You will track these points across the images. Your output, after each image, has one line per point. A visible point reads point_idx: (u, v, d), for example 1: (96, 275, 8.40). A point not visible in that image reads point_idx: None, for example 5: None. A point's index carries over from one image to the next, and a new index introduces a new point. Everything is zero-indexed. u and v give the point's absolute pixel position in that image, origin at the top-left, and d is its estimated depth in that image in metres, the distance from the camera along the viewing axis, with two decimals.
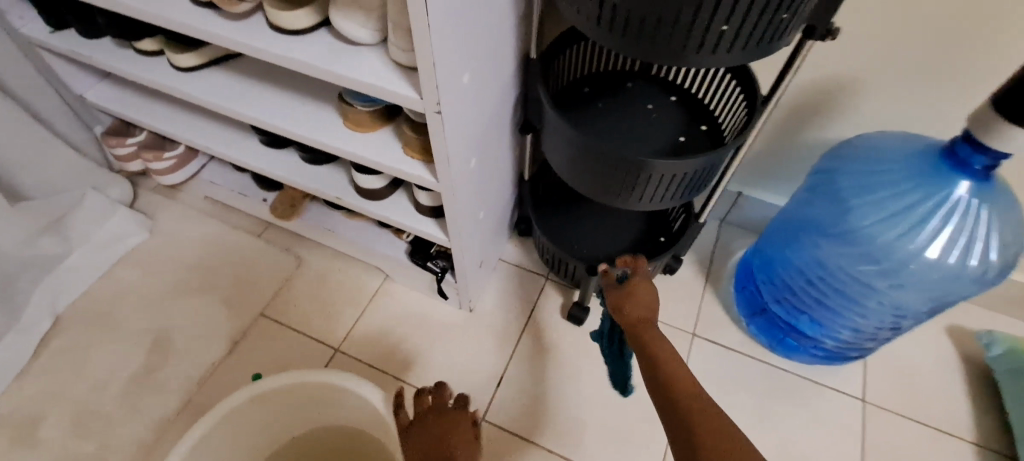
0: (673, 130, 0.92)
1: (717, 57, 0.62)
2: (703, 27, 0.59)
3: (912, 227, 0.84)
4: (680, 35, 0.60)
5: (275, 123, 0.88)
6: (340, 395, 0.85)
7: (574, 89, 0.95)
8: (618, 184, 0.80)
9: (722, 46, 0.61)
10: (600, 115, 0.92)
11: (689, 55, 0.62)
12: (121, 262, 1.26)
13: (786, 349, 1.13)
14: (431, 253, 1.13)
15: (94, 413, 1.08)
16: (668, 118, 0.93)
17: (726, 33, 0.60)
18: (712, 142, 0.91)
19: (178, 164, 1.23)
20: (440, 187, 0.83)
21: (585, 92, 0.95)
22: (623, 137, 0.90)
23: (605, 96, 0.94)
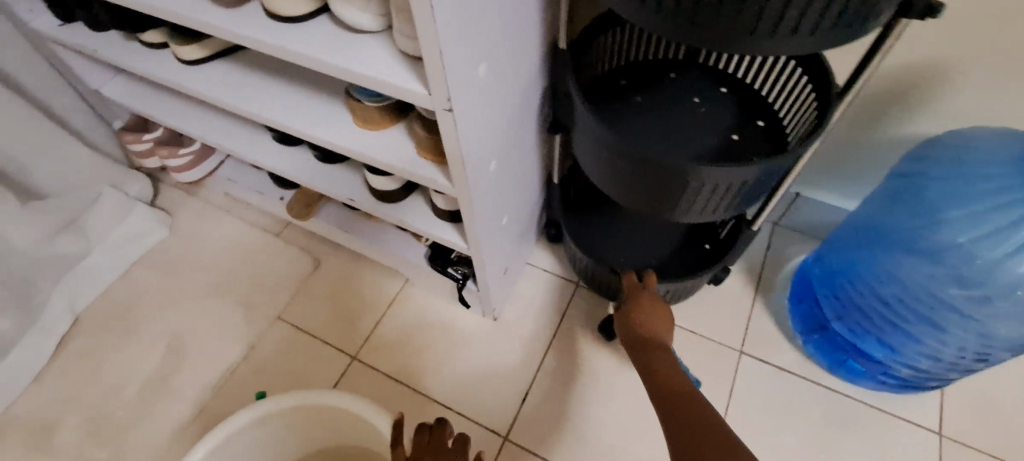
0: (724, 128, 0.80)
1: (795, 41, 0.50)
2: (782, 3, 0.47)
3: (1022, 246, 0.70)
4: (750, 14, 0.49)
5: (278, 120, 0.81)
6: (349, 419, 0.78)
7: (609, 81, 0.84)
8: (661, 195, 0.69)
9: (803, 27, 0.49)
10: (639, 111, 0.81)
11: (760, 40, 0.50)
12: (140, 261, 1.24)
13: (849, 373, 0.99)
14: (451, 259, 1.04)
15: (109, 417, 1.06)
16: (719, 115, 0.81)
17: (810, 8, 0.48)
18: (770, 142, 0.79)
19: (194, 161, 1.19)
20: (456, 192, 0.75)
21: (623, 85, 0.83)
22: (665, 137, 0.78)
23: (645, 88, 0.83)
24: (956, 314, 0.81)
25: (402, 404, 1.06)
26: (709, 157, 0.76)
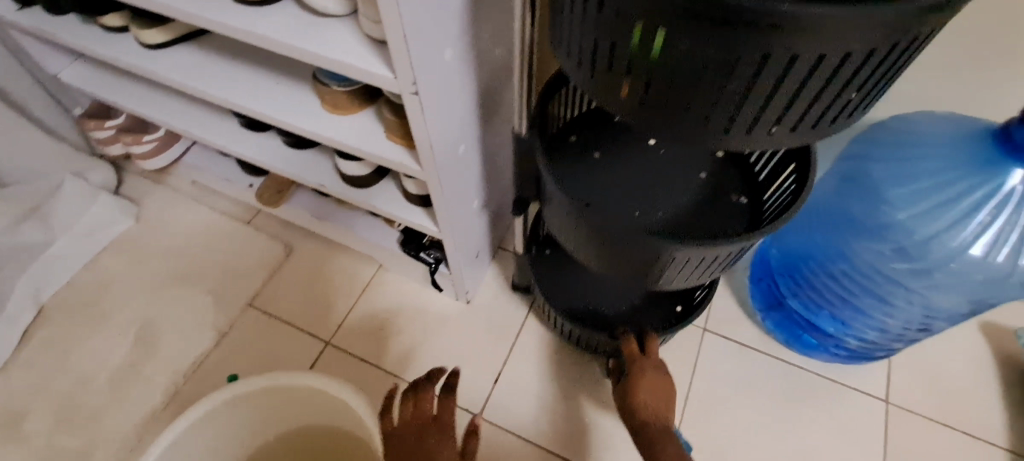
0: (690, 167, 0.79)
1: (772, 141, 0.43)
2: (761, 102, 0.39)
3: (958, 220, 0.77)
4: (722, 112, 0.41)
5: (262, 112, 0.80)
6: (329, 400, 0.79)
7: (562, 139, 0.81)
8: (649, 270, 0.68)
9: (782, 127, 0.42)
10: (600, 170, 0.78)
11: (732, 140, 0.43)
12: (106, 250, 1.22)
13: (804, 347, 1.05)
14: (424, 243, 1.06)
15: (79, 407, 1.04)
16: (678, 154, 0.80)
17: (792, 108, 0.40)
18: (741, 177, 0.79)
19: (159, 147, 1.17)
20: (425, 176, 0.76)
21: (576, 141, 0.81)
22: (639, 195, 0.76)
23: (600, 142, 0.81)
24: (901, 288, 0.87)
25: (377, 387, 1.07)
26: (686, 208, 0.75)
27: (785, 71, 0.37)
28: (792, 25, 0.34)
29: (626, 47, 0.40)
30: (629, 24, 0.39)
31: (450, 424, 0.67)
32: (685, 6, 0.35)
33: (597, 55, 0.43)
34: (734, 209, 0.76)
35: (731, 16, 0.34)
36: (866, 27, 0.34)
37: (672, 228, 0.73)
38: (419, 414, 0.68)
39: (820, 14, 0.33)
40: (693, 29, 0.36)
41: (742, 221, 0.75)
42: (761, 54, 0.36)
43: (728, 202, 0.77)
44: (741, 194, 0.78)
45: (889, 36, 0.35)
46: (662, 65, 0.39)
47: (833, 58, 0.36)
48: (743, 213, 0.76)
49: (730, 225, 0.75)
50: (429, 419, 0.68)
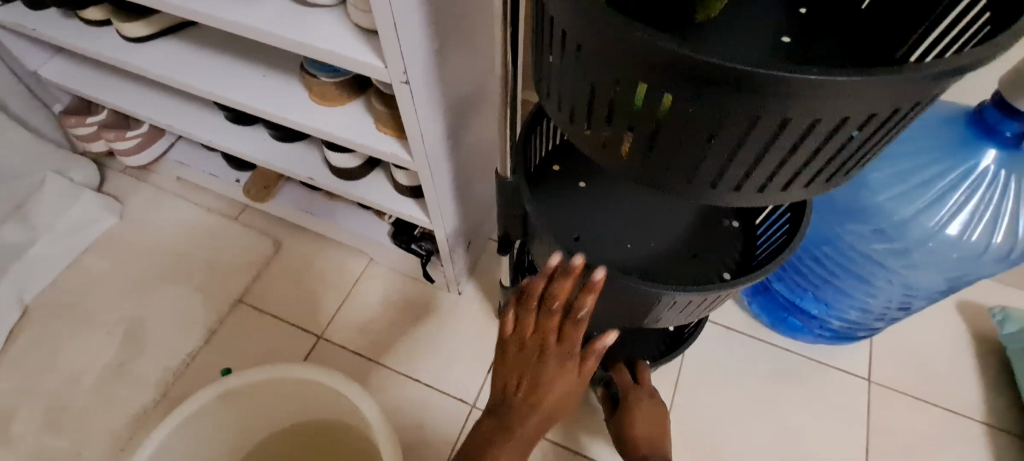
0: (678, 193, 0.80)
1: (786, 194, 0.43)
2: (777, 159, 0.39)
3: (935, 200, 0.79)
4: (736, 168, 0.40)
5: (260, 108, 0.79)
6: (323, 392, 0.80)
7: (545, 170, 0.82)
8: (643, 312, 0.71)
9: (797, 182, 0.41)
10: (589, 201, 0.79)
11: (744, 195, 0.42)
12: (90, 249, 1.20)
13: (790, 329, 1.08)
14: (416, 235, 1.06)
15: (67, 407, 1.03)
16: None
17: (799, 167, 0.40)
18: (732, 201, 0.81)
19: (143, 143, 1.15)
20: (416, 166, 0.77)
21: (559, 171, 0.82)
22: (628, 227, 0.77)
23: (584, 171, 0.81)
24: (881, 268, 0.89)
25: (372, 378, 1.08)
26: (677, 238, 0.77)
27: (803, 133, 0.37)
28: (811, 93, 0.33)
29: (628, 108, 0.39)
30: (632, 87, 0.38)
31: (575, 352, 0.59)
32: (697, 76, 0.34)
33: (593, 113, 0.42)
34: (727, 233, 0.78)
35: (746, 85, 0.34)
36: (889, 92, 0.33)
37: (665, 260, 0.75)
38: (540, 333, 0.59)
39: (842, 83, 0.33)
40: (706, 94, 0.35)
41: (736, 245, 0.77)
42: (780, 118, 0.35)
43: (719, 225, 0.79)
44: (733, 217, 0.80)
45: (911, 99, 0.35)
46: (672, 127, 0.38)
47: (853, 120, 0.36)
48: (735, 237, 0.78)
49: (723, 250, 0.77)
50: (552, 338, 0.59)
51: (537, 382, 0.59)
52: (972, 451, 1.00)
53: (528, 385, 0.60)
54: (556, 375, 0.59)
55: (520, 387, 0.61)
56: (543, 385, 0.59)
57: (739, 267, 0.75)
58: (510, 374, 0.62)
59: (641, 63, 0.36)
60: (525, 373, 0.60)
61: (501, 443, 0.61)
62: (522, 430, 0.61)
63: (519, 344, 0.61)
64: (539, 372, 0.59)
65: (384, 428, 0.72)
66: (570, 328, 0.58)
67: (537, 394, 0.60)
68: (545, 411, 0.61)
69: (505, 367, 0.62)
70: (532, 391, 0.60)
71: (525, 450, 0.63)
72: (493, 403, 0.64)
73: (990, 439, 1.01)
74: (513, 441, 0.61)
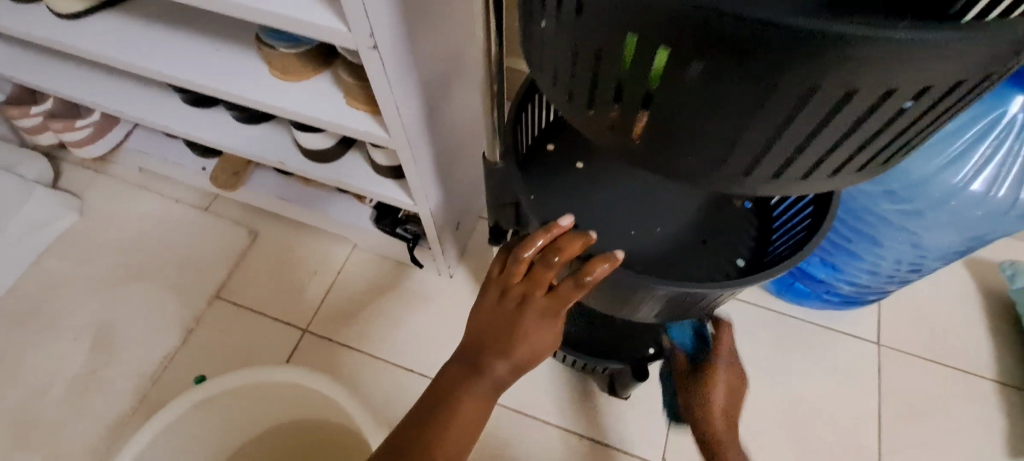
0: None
1: (835, 181, 0.37)
2: (826, 145, 0.33)
3: (959, 156, 0.74)
4: (775, 156, 0.34)
5: (215, 87, 0.71)
6: (306, 393, 0.75)
7: (539, 153, 0.76)
8: (651, 307, 0.67)
9: (850, 166, 0.35)
10: (588, 181, 0.73)
11: (785, 184, 0.36)
12: (50, 250, 1.11)
13: (796, 295, 1.04)
14: (400, 218, 1.00)
15: (37, 421, 0.96)
16: None
17: (857, 148, 0.34)
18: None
19: (96, 133, 1.06)
20: (394, 144, 0.70)
21: (554, 152, 0.76)
22: (632, 214, 0.72)
23: (580, 152, 0.75)
24: (895, 230, 0.84)
25: (363, 371, 1.02)
26: (686, 222, 0.72)
27: (872, 106, 0.30)
28: (889, 57, 0.27)
29: (644, 82, 0.32)
30: (651, 54, 0.31)
31: (562, 311, 0.56)
32: (741, 41, 0.28)
33: (598, 88, 0.35)
34: (741, 215, 0.74)
35: (806, 46, 0.27)
36: (989, 54, 0.27)
37: (675, 248, 0.71)
38: (530, 283, 0.56)
39: (929, 41, 0.26)
40: (748, 66, 0.29)
41: (749, 229, 0.73)
42: (846, 89, 0.29)
43: (732, 207, 0.74)
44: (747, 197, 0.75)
45: (1008, 62, 0.29)
46: (701, 102, 0.32)
47: (937, 89, 0.29)
48: (749, 220, 0.74)
49: (737, 233, 0.73)
50: (540, 290, 0.56)
51: (513, 331, 0.55)
52: (983, 410, 0.98)
53: (502, 332, 0.55)
54: (535, 328, 0.55)
55: (495, 334, 0.55)
56: (517, 335, 0.54)
57: (754, 256, 0.71)
58: (484, 320, 0.57)
59: (664, 22, 0.28)
60: (502, 320, 0.55)
61: (463, 389, 0.55)
62: (490, 378, 0.55)
63: (502, 290, 0.57)
64: (516, 321, 0.55)
65: (375, 430, 0.67)
66: (568, 286, 0.55)
67: (509, 345, 0.54)
68: (516, 364, 0.55)
69: (481, 313, 0.57)
70: (505, 340, 0.55)
71: (484, 407, 0.56)
72: (460, 347, 0.58)
73: (1001, 396, 0.98)
74: (479, 386, 0.55)
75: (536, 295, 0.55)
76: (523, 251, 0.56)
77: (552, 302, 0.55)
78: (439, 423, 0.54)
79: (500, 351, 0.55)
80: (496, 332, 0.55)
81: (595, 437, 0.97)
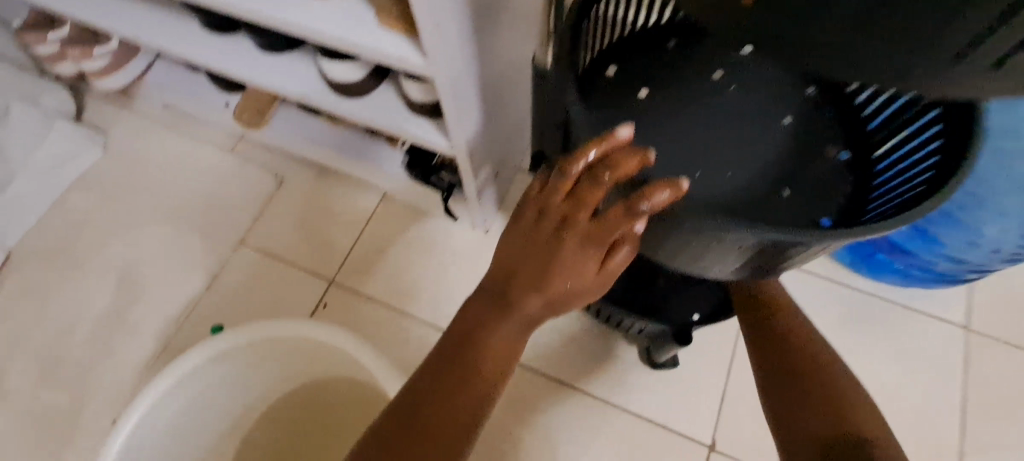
0: (771, 113, 0.62)
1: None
2: None
3: None
4: (960, 42, 0.23)
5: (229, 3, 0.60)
6: (330, 350, 0.69)
7: (597, 76, 0.65)
8: (715, 258, 0.54)
9: None
10: (655, 115, 0.62)
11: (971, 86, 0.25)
12: (75, 187, 1.07)
13: (873, 269, 0.92)
14: (433, 165, 0.90)
15: (62, 360, 0.94)
16: (760, 91, 0.63)
17: None
18: (842, 121, 0.63)
19: (116, 63, 0.99)
20: (430, 71, 0.60)
21: (615, 77, 0.65)
22: (707, 156, 0.61)
23: (647, 78, 0.64)
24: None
25: (391, 328, 0.96)
26: (768, 169, 0.61)
27: None
28: None
29: None
30: None
31: (608, 242, 0.45)
32: None
33: None
34: (834, 165, 0.62)
35: None
36: None
37: (750, 198, 0.60)
38: (572, 205, 0.45)
39: None
40: None
41: (844, 184, 0.61)
42: None
43: (823, 158, 0.62)
44: (841, 147, 0.63)
45: None
46: None
47: None
48: (842, 174, 0.62)
49: (826, 187, 0.61)
50: (584, 214, 0.45)
51: (549, 262, 0.46)
52: None
53: (535, 262, 0.46)
54: (575, 259, 0.46)
55: (526, 267, 0.47)
56: (554, 267, 0.46)
57: (845, 215, 0.60)
58: (515, 246, 0.48)
59: None
60: (536, 248, 0.47)
61: (492, 322, 0.48)
62: (519, 315, 0.48)
63: (538, 211, 0.47)
64: (553, 251, 0.46)
65: None
66: (618, 213, 0.44)
67: (544, 277, 0.46)
68: (550, 299, 0.47)
69: (513, 236, 0.48)
70: (539, 272, 0.46)
71: (517, 340, 0.50)
72: (486, 279, 0.50)
73: None
74: (508, 323, 0.48)
75: (578, 221, 0.45)
76: (568, 165, 0.45)
77: (598, 230, 0.45)
78: (466, 360, 0.48)
79: (533, 282, 0.47)
80: (529, 261, 0.47)
81: (640, 413, 0.93)
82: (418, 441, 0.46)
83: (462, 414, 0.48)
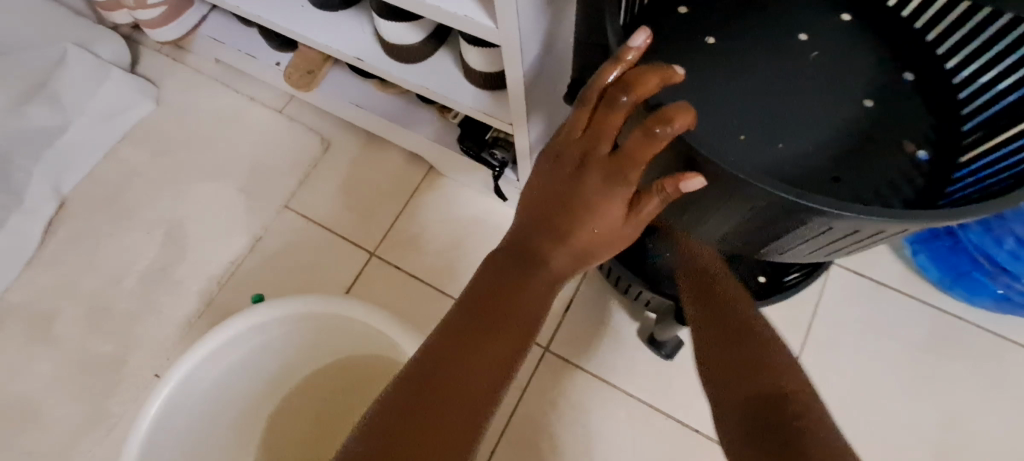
0: (853, 89, 0.53)
1: None
2: None
3: None
4: None
5: None
6: (369, 329, 0.66)
7: (666, 12, 0.56)
8: (734, 224, 0.47)
9: None
10: (730, 72, 0.53)
11: None
12: (127, 138, 1.07)
13: (967, 291, 0.85)
14: (487, 141, 0.85)
15: (108, 310, 0.95)
16: (857, 71, 0.54)
17: None
18: (934, 115, 0.53)
19: (169, 13, 0.96)
20: (501, 37, 0.54)
21: (687, 16, 0.56)
22: (772, 123, 0.52)
23: (730, 28, 0.55)
24: None
25: (431, 307, 0.93)
26: (830, 147, 0.51)
27: None
28: None
29: None
30: None
31: (631, 179, 0.42)
32: None
33: None
34: (905, 160, 0.51)
35: None
36: None
37: (793, 174, 0.51)
38: (590, 139, 0.43)
39: None
40: None
41: (913, 182, 0.51)
42: None
43: (897, 149, 0.52)
44: (924, 144, 0.52)
45: None
46: None
47: None
48: (914, 172, 0.51)
49: (889, 182, 0.51)
50: (605, 148, 0.43)
51: (573, 203, 0.43)
52: None
53: (559, 205, 0.44)
54: (600, 199, 0.43)
55: (549, 214, 0.44)
56: (580, 212, 0.43)
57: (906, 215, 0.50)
58: (539, 192, 0.45)
59: None
60: (559, 190, 0.44)
61: (517, 276, 0.44)
62: (544, 268, 0.44)
63: (556, 151, 0.45)
64: (576, 190, 0.43)
65: None
66: (637, 140, 0.40)
67: (572, 221, 0.44)
68: (576, 249, 0.45)
69: (536, 181, 0.46)
70: (565, 215, 0.44)
71: (547, 302, 0.45)
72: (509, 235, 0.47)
73: None
74: (535, 280, 0.44)
75: (594, 157, 0.43)
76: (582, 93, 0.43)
77: (616, 165, 0.42)
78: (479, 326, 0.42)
79: (558, 224, 0.44)
80: (552, 203, 0.44)
81: (685, 421, 0.87)
82: (424, 433, 0.38)
83: (468, 391, 0.40)
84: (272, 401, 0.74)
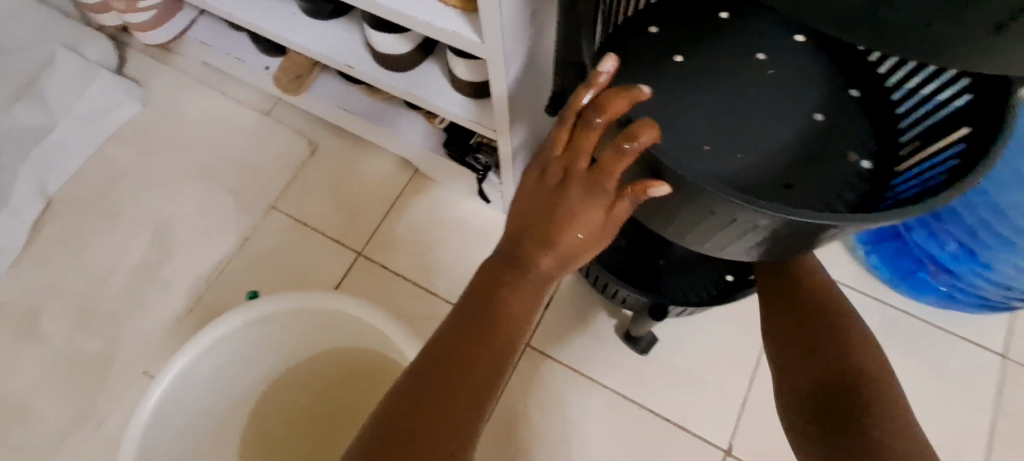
0: (804, 106, 0.59)
1: None
2: None
3: None
4: None
5: None
6: (359, 324, 0.69)
7: (639, 32, 0.61)
8: (699, 227, 0.52)
9: None
10: (692, 88, 0.59)
11: None
12: (113, 139, 1.08)
13: (912, 288, 0.93)
14: (472, 146, 0.90)
15: (95, 307, 0.96)
16: (807, 88, 0.60)
17: None
18: (876, 130, 0.59)
19: (159, 17, 0.97)
20: (487, 50, 0.59)
21: (657, 36, 0.61)
22: (729, 134, 0.57)
23: (694, 47, 0.60)
24: None
25: (415, 304, 0.97)
26: (783, 157, 0.57)
27: None
28: None
29: None
30: None
31: (609, 188, 0.45)
32: None
33: None
34: (848, 169, 0.57)
35: None
36: None
37: (752, 182, 0.56)
38: (570, 156, 0.46)
39: None
40: None
41: (857, 188, 0.57)
42: None
43: (843, 160, 0.57)
44: (867, 155, 0.58)
45: None
46: None
47: None
48: (858, 179, 0.57)
49: (835, 189, 0.56)
50: (584, 163, 0.46)
51: (555, 213, 0.46)
52: None
53: (542, 213, 0.46)
54: (580, 205, 0.46)
55: (533, 221, 0.47)
56: (562, 217, 0.46)
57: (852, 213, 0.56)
58: (524, 204, 0.48)
59: None
60: (543, 200, 0.47)
61: (512, 279, 0.47)
62: (534, 272, 0.47)
63: (541, 169, 0.48)
64: (558, 200, 0.46)
65: None
66: (608, 156, 0.44)
67: (552, 229, 0.46)
68: (562, 253, 0.47)
69: (523, 194, 0.49)
70: (549, 223, 0.46)
71: (536, 299, 0.48)
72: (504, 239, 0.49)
73: None
74: (525, 282, 0.47)
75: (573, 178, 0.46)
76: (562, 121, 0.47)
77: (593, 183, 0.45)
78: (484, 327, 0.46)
79: (540, 232, 0.46)
80: (536, 214, 0.47)
81: (656, 409, 0.92)
82: (430, 419, 0.42)
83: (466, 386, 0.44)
84: (263, 394, 0.77)
